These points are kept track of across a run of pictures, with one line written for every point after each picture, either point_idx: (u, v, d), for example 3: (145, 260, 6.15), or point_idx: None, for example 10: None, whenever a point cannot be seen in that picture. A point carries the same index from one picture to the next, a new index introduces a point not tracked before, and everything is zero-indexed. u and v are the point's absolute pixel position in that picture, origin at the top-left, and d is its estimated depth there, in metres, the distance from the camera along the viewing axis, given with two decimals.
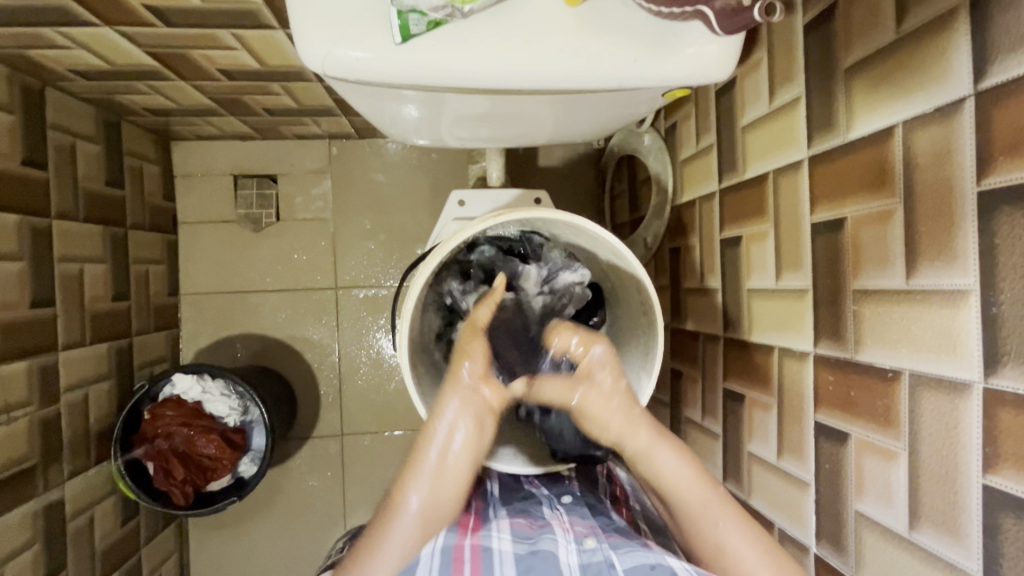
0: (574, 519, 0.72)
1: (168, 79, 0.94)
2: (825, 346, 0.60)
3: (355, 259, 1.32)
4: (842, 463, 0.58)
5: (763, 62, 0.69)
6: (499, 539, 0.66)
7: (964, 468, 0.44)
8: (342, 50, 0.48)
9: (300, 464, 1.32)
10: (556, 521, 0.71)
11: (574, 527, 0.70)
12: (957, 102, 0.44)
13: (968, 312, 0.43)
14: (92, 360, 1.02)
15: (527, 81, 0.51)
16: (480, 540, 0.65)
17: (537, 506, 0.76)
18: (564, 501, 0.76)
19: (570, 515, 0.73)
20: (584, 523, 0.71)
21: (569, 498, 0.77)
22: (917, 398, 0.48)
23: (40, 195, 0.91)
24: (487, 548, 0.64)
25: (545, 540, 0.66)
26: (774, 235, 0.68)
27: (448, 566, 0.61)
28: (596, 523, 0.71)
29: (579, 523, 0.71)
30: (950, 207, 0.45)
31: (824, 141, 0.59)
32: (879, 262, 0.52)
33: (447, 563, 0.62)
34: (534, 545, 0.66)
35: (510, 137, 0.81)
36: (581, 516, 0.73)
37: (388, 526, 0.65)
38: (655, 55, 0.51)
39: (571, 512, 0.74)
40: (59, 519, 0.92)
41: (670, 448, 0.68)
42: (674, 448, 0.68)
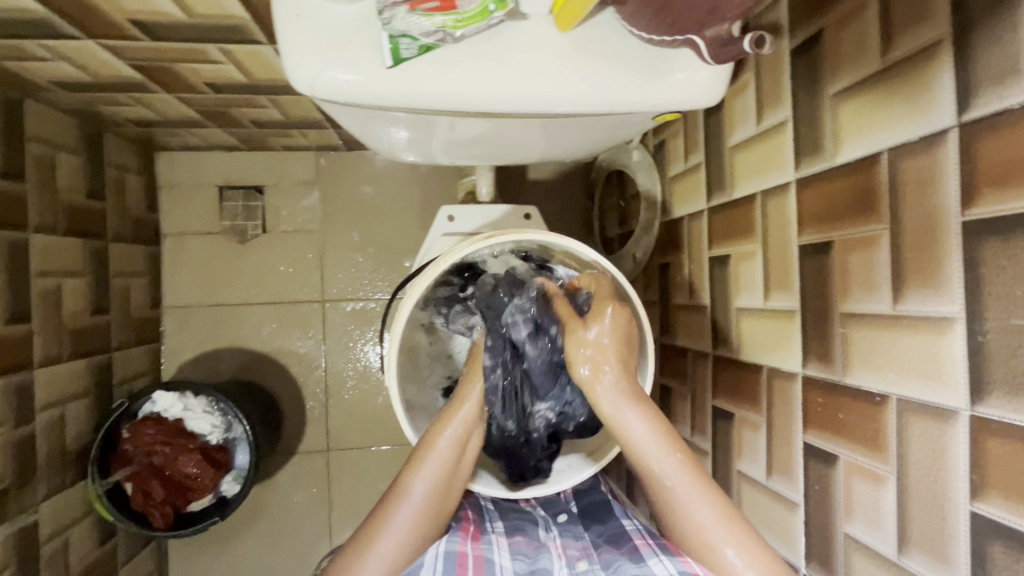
0: (568, 542, 0.72)
1: (153, 92, 0.92)
2: (814, 367, 0.60)
3: (342, 271, 1.31)
4: (830, 485, 0.58)
5: (751, 84, 0.70)
6: (500, 553, 0.67)
7: (952, 495, 0.45)
8: (332, 72, 0.48)
9: (285, 480, 1.29)
10: (551, 543, 0.71)
11: (566, 550, 0.70)
12: (942, 132, 0.45)
13: (953, 339, 0.44)
14: (70, 376, 0.99)
15: (521, 104, 0.51)
16: (482, 552, 0.66)
17: (532, 524, 0.76)
18: (560, 521, 0.77)
19: (565, 537, 0.73)
20: (576, 545, 0.71)
21: (564, 518, 0.77)
22: (904, 423, 0.49)
23: (17, 208, 0.89)
24: (489, 559, 0.66)
25: (544, 560, 0.67)
26: (762, 255, 0.69)
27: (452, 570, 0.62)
28: (588, 544, 0.72)
29: (572, 546, 0.71)
30: (936, 235, 0.45)
31: (812, 164, 0.60)
32: (866, 286, 0.53)
33: (451, 568, 0.63)
34: (532, 565, 0.66)
35: (499, 157, 0.81)
36: (575, 538, 0.73)
37: (389, 516, 0.62)
38: (647, 82, 0.52)
39: (565, 534, 0.74)
40: (33, 543, 0.89)
41: (640, 408, 0.63)
42: (640, 405, 0.63)
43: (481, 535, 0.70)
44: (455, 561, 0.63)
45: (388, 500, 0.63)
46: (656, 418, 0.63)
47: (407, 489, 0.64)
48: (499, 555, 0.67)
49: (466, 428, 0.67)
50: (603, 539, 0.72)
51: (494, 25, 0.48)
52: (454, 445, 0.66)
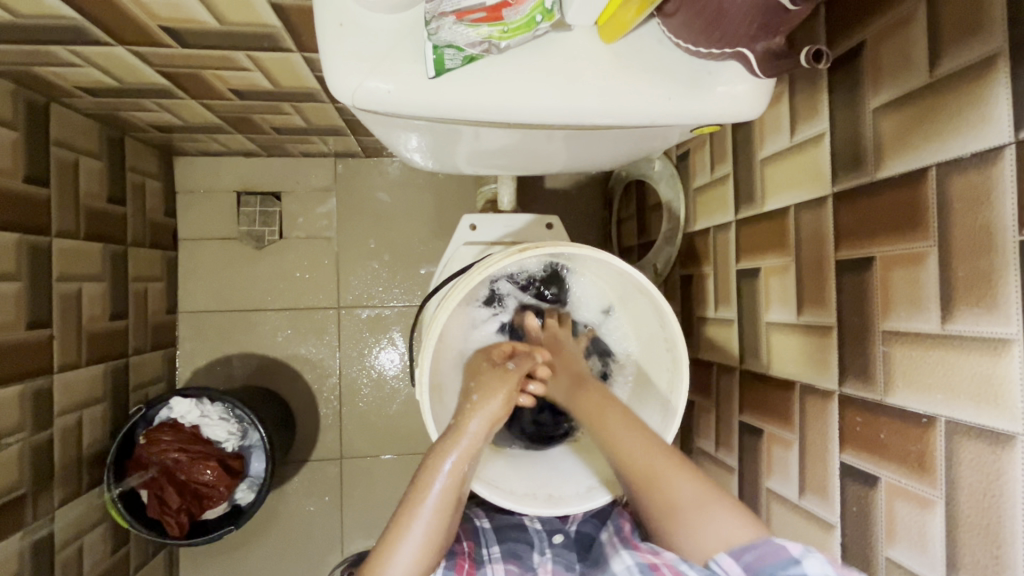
0: (559, 572, 0.71)
1: (177, 98, 0.93)
2: (852, 386, 0.59)
3: (358, 279, 1.30)
4: (871, 507, 0.56)
5: (784, 97, 0.70)
6: None
7: (1008, 522, 0.43)
8: (372, 82, 0.47)
9: (298, 488, 1.28)
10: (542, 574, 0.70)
11: None
12: (996, 149, 0.44)
13: (1009, 362, 0.43)
14: (87, 381, 0.99)
15: (561, 116, 0.50)
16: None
17: (527, 546, 0.73)
18: (554, 544, 0.75)
19: (556, 564, 0.72)
20: None
21: (559, 539, 0.76)
22: (953, 446, 0.47)
23: (40, 213, 0.89)
24: None
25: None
26: (795, 269, 0.68)
27: None
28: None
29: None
30: (991, 254, 0.44)
31: (852, 179, 0.59)
32: (911, 304, 0.52)
33: None
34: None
35: (526, 167, 0.80)
36: (567, 569, 0.72)
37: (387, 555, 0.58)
38: (689, 94, 0.51)
39: (557, 559, 0.72)
40: (48, 550, 0.88)
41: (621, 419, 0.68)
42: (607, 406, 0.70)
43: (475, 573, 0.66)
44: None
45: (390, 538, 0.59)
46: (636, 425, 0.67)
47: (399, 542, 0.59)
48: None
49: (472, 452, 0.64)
50: (591, 565, 0.71)
51: (537, 36, 0.48)
52: (451, 480, 0.62)
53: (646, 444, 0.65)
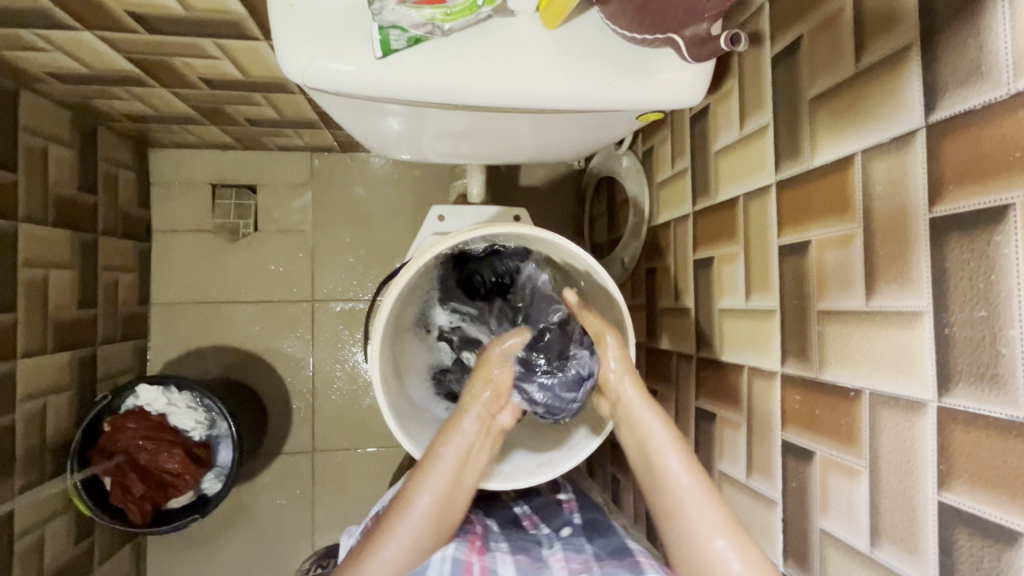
0: (570, 555, 0.66)
1: (148, 86, 0.93)
2: (792, 365, 0.61)
3: (333, 273, 1.31)
4: (807, 481, 0.59)
5: (734, 91, 0.72)
6: (503, 564, 0.64)
7: (921, 486, 0.46)
8: (322, 62, 0.49)
9: (269, 482, 1.28)
10: (553, 557, 0.66)
11: (568, 563, 0.64)
12: (910, 133, 0.47)
13: (921, 332, 0.45)
14: (52, 368, 0.99)
15: (507, 99, 0.52)
16: (487, 564, 0.63)
17: (536, 544, 0.72)
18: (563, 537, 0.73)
19: (567, 550, 0.68)
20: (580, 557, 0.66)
21: (567, 532, 0.74)
22: (876, 416, 0.50)
23: (6, 197, 0.89)
24: (494, 571, 0.62)
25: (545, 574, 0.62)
26: (743, 257, 0.70)
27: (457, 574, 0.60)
28: (590, 556, 0.66)
29: (574, 560, 0.65)
30: (905, 232, 0.47)
31: (791, 167, 0.61)
32: (841, 284, 0.54)
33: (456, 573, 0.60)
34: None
35: (490, 154, 0.82)
36: (577, 552, 0.67)
37: (395, 521, 0.63)
38: (629, 80, 0.53)
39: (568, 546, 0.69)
40: (7, 536, 0.87)
41: (655, 412, 0.66)
42: (652, 403, 0.66)
43: (487, 550, 0.67)
44: (460, 569, 0.61)
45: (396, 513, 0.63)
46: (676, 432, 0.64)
47: (404, 509, 0.63)
48: (504, 567, 0.64)
49: (480, 432, 0.68)
50: (606, 552, 0.67)
51: (482, 21, 0.50)
52: (456, 461, 0.66)
53: (677, 446, 0.63)
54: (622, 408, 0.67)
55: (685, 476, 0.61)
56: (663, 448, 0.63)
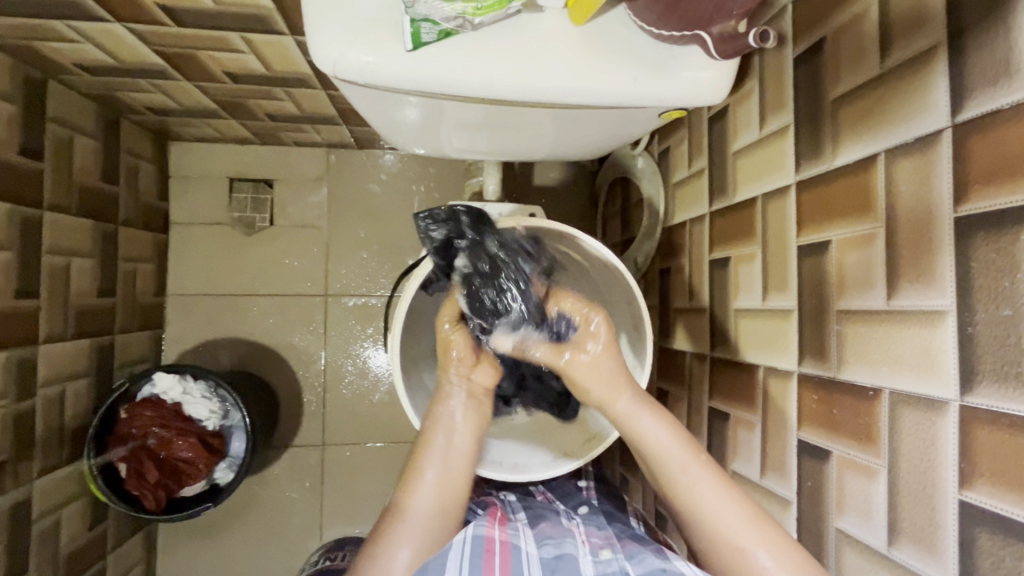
0: (591, 531, 0.69)
1: (173, 80, 0.95)
2: (810, 366, 0.61)
3: (346, 267, 1.32)
4: (823, 481, 0.59)
5: (754, 92, 0.73)
6: (527, 541, 0.65)
7: (942, 485, 0.46)
8: (353, 53, 0.50)
9: (279, 473, 1.29)
10: (575, 530, 0.69)
11: (589, 539, 0.67)
12: (936, 133, 0.47)
13: (944, 332, 0.45)
14: (72, 355, 1.00)
15: (533, 94, 0.53)
16: (509, 537, 0.64)
17: (555, 514, 0.74)
18: (580, 513, 0.75)
19: (588, 526, 0.71)
20: (600, 534, 0.68)
21: (585, 510, 0.76)
22: (896, 416, 0.50)
23: (33, 185, 0.91)
24: (516, 545, 0.63)
25: (568, 545, 0.64)
26: (761, 257, 0.70)
27: (479, 555, 0.60)
28: (611, 534, 0.68)
29: (595, 535, 0.68)
30: (929, 231, 0.47)
31: (812, 167, 0.62)
32: (862, 283, 0.54)
33: (478, 552, 0.61)
34: (558, 549, 0.64)
35: (509, 150, 0.83)
36: (598, 528, 0.70)
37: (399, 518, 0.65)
38: (654, 76, 0.54)
39: (587, 522, 0.72)
40: (25, 518, 0.88)
41: (656, 414, 0.67)
42: (655, 411, 0.67)
43: (508, 521, 0.69)
44: (483, 545, 0.62)
45: (391, 517, 0.65)
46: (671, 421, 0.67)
47: (414, 490, 0.67)
48: (526, 542, 0.65)
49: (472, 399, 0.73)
50: (625, 534, 0.69)
51: (511, 15, 0.51)
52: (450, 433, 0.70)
53: (677, 439, 0.65)
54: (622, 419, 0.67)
55: (705, 485, 0.61)
56: (666, 452, 0.64)
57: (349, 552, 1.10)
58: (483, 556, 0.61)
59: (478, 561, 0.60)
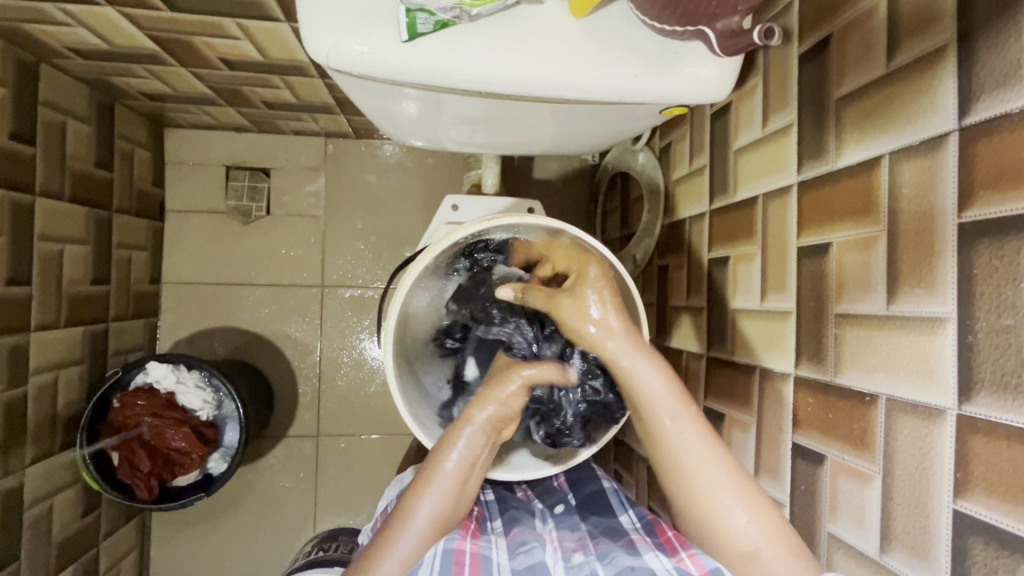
0: (563, 534, 0.70)
1: (167, 65, 0.93)
2: (807, 368, 0.61)
3: (343, 258, 1.31)
4: (816, 485, 0.58)
5: (758, 88, 0.71)
6: (498, 551, 0.65)
7: (936, 494, 0.45)
8: (347, 43, 0.49)
9: (273, 463, 1.29)
10: (547, 535, 0.70)
11: (562, 543, 0.68)
12: (942, 136, 0.46)
13: (945, 339, 0.45)
14: (65, 343, 0.99)
15: (531, 88, 0.52)
16: (480, 548, 0.64)
17: (529, 516, 0.74)
18: (556, 513, 0.75)
19: (560, 529, 0.72)
20: (573, 536, 0.70)
21: (561, 509, 0.76)
22: (892, 423, 0.49)
23: (24, 171, 0.89)
24: (486, 556, 0.63)
25: (540, 553, 0.65)
26: (760, 257, 0.70)
27: (448, 569, 0.60)
28: (584, 535, 0.70)
29: (568, 538, 0.69)
30: (932, 236, 0.46)
31: (814, 168, 0.60)
32: (862, 287, 0.53)
33: (447, 566, 0.60)
34: (529, 557, 0.64)
35: (508, 143, 0.82)
36: (571, 529, 0.71)
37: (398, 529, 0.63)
38: (655, 72, 0.53)
39: (560, 526, 0.72)
40: (17, 505, 0.88)
41: (648, 359, 0.64)
42: (650, 357, 0.65)
43: (481, 533, 0.68)
44: (452, 559, 0.61)
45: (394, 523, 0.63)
46: (671, 377, 0.64)
47: (421, 495, 0.64)
48: (497, 552, 0.65)
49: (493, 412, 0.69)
50: (599, 530, 0.71)
51: (510, 7, 0.50)
52: (465, 458, 0.67)
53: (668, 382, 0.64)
54: (619, 368, 0.65)
55: (698, 445, 0.61)
56: (661, 404, 0.62)
57: (342, 543, 1.10)
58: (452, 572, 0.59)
59: None
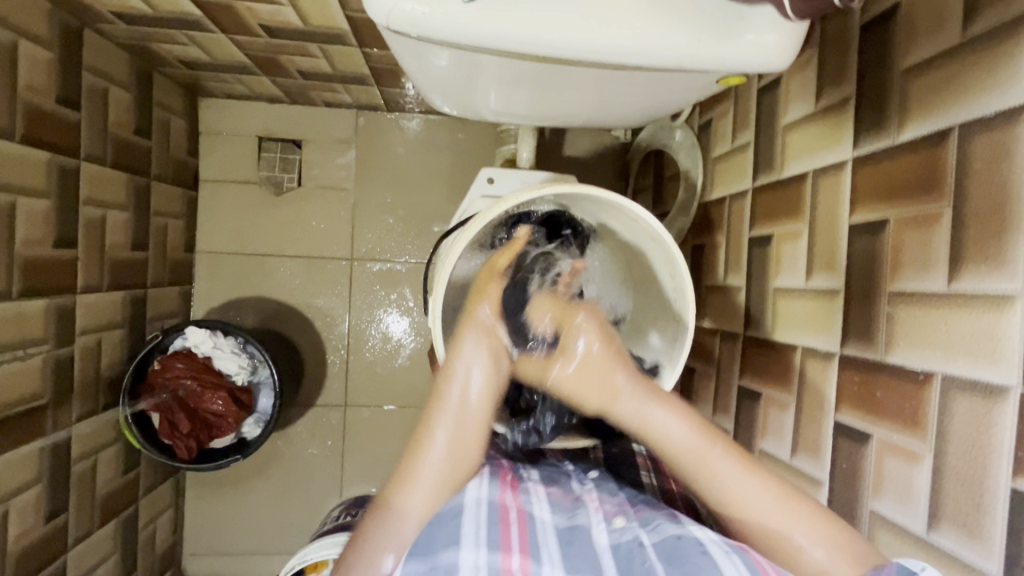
0: (604, 497, 0.69)
1: (208, 32, 0.94)
2: (853, 347, 0.60)
3: (372, 232, 1.32)
4: (860, 463, 0.58)
5: (813, 61, 0.69)
6: (539, 508, 0.64)
7: (992, 472, 0.45)
8: (406, 4, 0.50)
9: (302, 431, 1.32)
10: (587, 497, 0.69)
11: (603, 505, 0.67)
12: (1022, 107, 0.44)
13: (1011, 317, 0.44)
14: (108, 306, 1.02)
15: (585, 50, 0.53)
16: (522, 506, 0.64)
17: (566, 477, 0.75)
18: (592, 476, 0.75)
19: (600, 492, 0.71)
20: (613, 501, 0.68)
21: (596, 474, 0.77)
22: (947, 401, 0.49)
23: (70, 135, 0.91)
24: (529, 514, 0.63)
25: (582, 516, 0.64)
26: (807, 235, 0.68)
27: (494, 524, 0.59)
28: (624, 500, 0.68)
29: (608, 502, 0.68)
30: (1004, 211, 0.45)
31: (873, 142, 0.59)
32: (919, 264, 0.52)
33: (493, 521, 0.60)
34: (571, 520, 0.63)
35: (550, 113, 0.81)
36: (611, 494, 0.70)
37: (385, 515, 0.62)
38: (715, 40, 0.54)
39: (599, 488, 0.72)
40: (65, 460, 0.91)
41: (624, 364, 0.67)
42: (666, 402, 0.64)
43: (519, 485, 0.68)
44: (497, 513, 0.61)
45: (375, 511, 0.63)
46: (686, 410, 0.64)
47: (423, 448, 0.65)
48: (538, 506, 0.65)
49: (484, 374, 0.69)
50: (638, 499, 0.69)
51: None
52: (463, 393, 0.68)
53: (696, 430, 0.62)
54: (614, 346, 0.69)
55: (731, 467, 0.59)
56: (682, 438, 0.62)
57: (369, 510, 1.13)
58: (499, 524, 0.59)
59: (493, 530, 0.58)
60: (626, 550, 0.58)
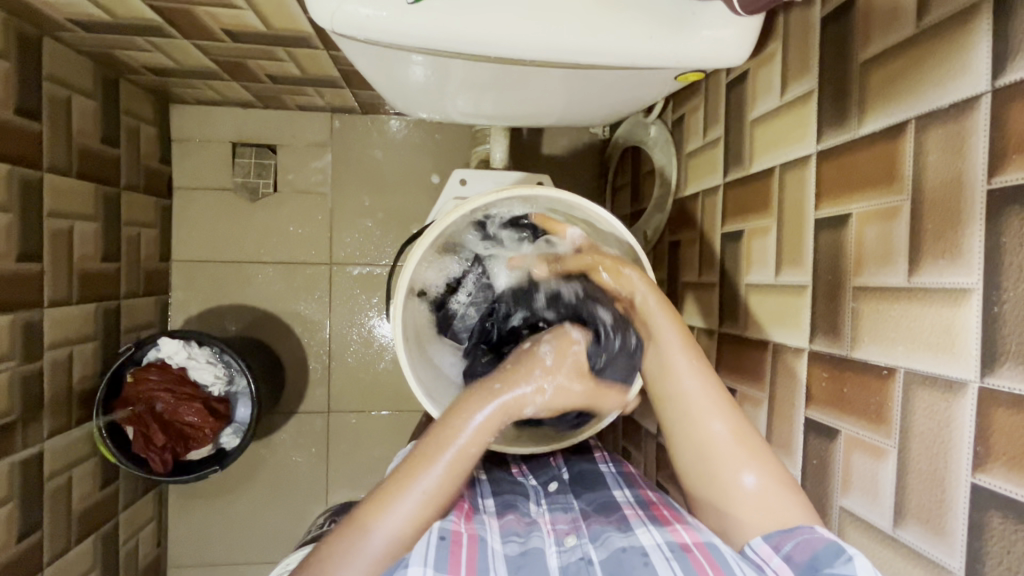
0: (557, 516, 0.70)
1: (170, 38, 0.92)
2: (821, 343, 0.59)
3: (350, 236, 1.31)
4: (829, 460, 0.58)
5: (776, 54, 0.69)
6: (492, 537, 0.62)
7: (953, 467, 0.45)
8: (352, 7, 0.50)
9: (286, 438, 1.31)
10: (541, 520, 0.68)
11: (555, 526, 0.67)
12: (974, 99, 0.44)
13: (968, 311, 0.43)
14: (79, 319, 1.01)
15: (537, 49, 0.52)
16: (476, 531, 0.61)
17: (523, 498, 0.73)
18: (549, 492, 0.75)
19: (554, 512, 0.71)
20: (566, 519, 0.69)
21: (555, 487, 0.76)
22: (910, 396, 0.48)
23: (31, 146, 0.89)
24: (482, 539, 0.60)
25: (535, 539, 0.62)
26: (776, 230, 0.68)
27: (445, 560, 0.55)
28: (578, 515, 0.69)
29: (560, 521, 0.69)
30: (959, 205, 0.44)
31: (834, 136, 0.58)
32: (881, 259, 0.52)
33: (444, 556, 0.55)
34: (523, 545, 0.62)
35: (517, 114, 0.80)
36: (564, 511, 0.71)
37: (360, 534, 0.55)
38: (668, 37, 0.53)
39: (553, 508, 0.72)
40: (36, 478, 0.90)
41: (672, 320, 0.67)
42: (700, 361, 0.65)
43: (474, 515, 0.65)
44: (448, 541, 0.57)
45: (352, 527, 0.56)
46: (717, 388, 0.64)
47: (433, 454, 0.60)
48: (491, 535, 0.63)
49: (507, 400, 0.64)
50: (593, 508, 0.70)
51: None
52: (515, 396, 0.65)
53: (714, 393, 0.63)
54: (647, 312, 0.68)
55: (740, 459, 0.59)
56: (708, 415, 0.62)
57: None
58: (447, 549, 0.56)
59: (444, 553, 0.56)
60: (575, 568, 0.58)
